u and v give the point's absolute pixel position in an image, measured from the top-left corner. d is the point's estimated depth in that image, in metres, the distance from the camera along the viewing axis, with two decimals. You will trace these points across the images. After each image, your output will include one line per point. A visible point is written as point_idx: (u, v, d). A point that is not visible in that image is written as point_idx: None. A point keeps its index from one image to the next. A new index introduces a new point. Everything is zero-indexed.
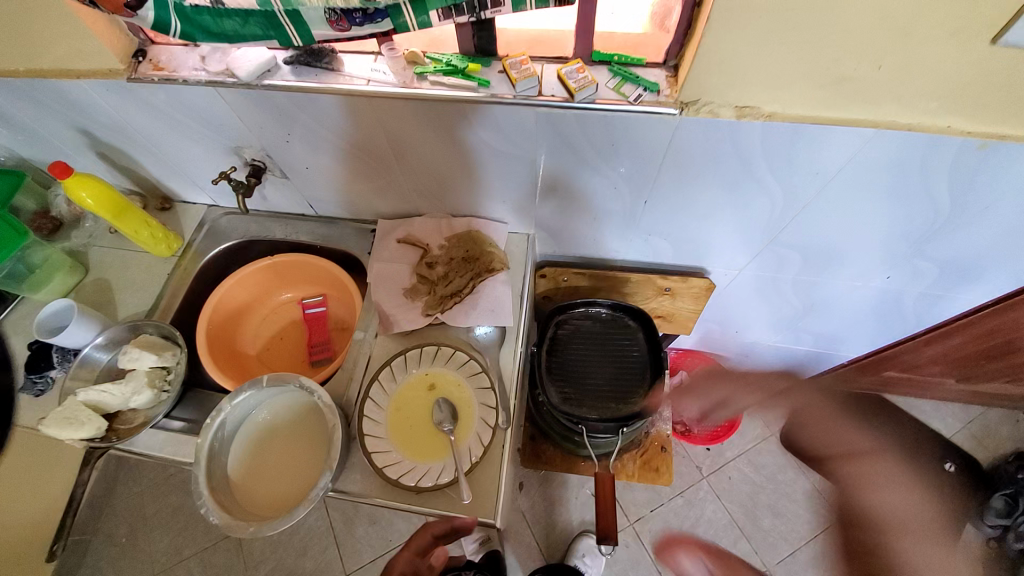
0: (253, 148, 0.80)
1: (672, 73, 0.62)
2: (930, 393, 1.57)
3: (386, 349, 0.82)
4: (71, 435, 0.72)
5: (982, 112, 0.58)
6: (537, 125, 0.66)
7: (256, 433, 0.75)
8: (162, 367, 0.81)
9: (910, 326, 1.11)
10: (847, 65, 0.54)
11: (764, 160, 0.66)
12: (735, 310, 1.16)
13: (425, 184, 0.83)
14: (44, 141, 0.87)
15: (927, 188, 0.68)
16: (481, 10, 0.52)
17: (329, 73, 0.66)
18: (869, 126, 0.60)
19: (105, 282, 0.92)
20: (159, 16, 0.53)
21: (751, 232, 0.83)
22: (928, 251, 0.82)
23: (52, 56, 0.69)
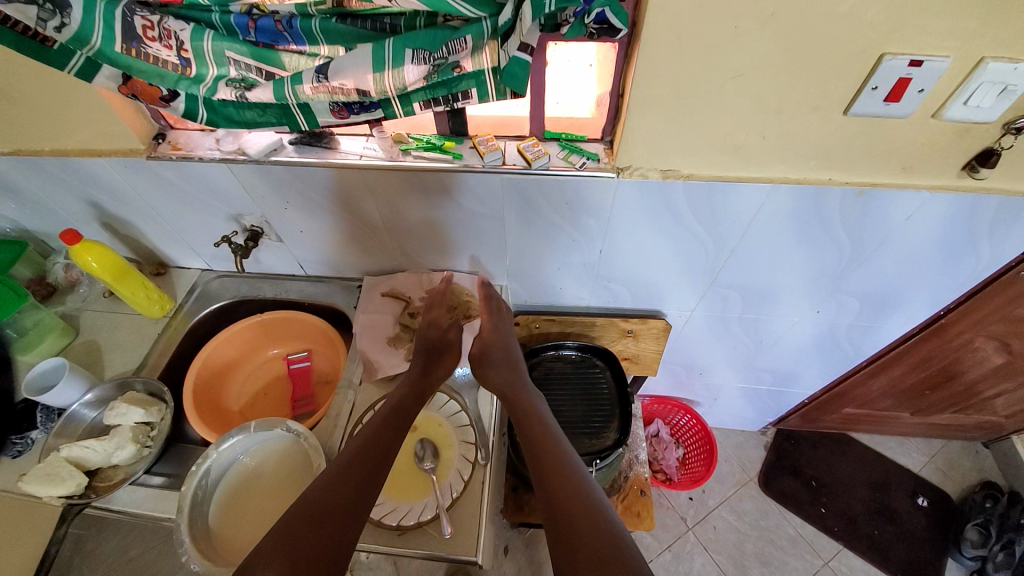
0: (252, 215, 0.89)
1: (609, 146, 0.76)
2: (891, 428, 1.65)
3: (369, 395, 0.86)
4: (49, 493, 0.73)
5: (852, 168, 0.73)
6: (503, 189, 0.78)
7: (241, 480, 0.76)
8: (146, 423, 0.83)
9: (852, 358, 1.22)
10: (739, 136, 0.69)
11: (691, 213, 0.80)
12: (696, 352, 1.25)
13: (406, 242, 0.93)
14: (53, 213, 0.95)
15: (827, 230, 0.82)
16: (454, 102, 0.64)
17: (327, 151, 0.78)
18: (767, 181, 0.74)
19: (94, 344, 0.95)
20: (188, 107, 0.64)
21: (695, 274, 0.94)
22: (846, 285, 0.95)
23: (78, 138, 0.79)
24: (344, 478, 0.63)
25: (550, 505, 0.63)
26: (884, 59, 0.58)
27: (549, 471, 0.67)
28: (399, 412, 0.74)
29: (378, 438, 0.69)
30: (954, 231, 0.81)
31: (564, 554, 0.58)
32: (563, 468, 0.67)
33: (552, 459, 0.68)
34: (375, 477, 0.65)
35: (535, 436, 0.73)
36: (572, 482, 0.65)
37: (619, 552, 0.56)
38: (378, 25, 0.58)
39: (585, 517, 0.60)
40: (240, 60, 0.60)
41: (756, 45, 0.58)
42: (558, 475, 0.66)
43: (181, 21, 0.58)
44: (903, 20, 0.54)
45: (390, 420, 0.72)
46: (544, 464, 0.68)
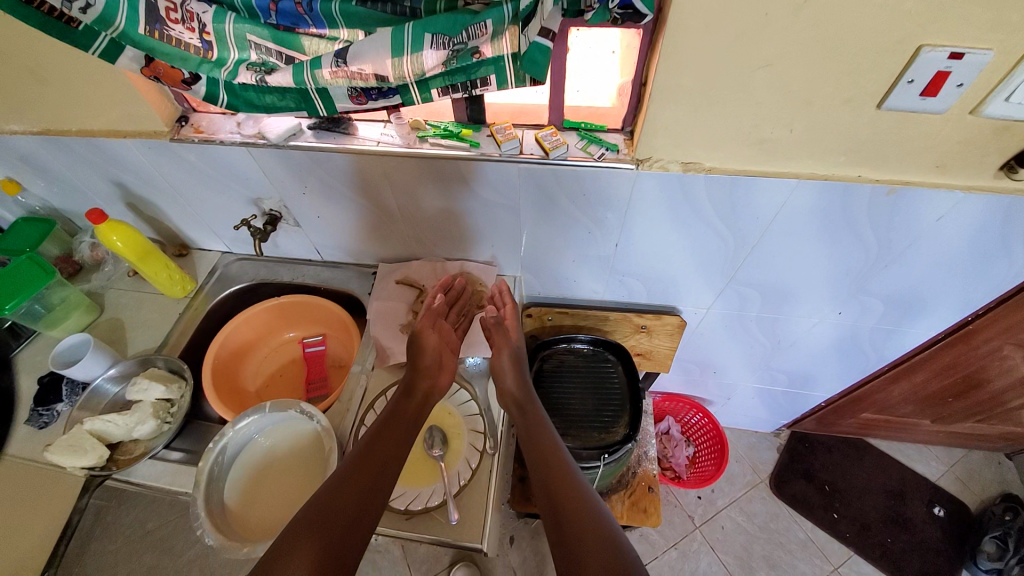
0: (271, 200, 0.90)
1: (629, 137, 0.75)
2: (909, 435, 1.61)
3: (380, 381, 0.87)
4: (74, 464, 0.77)
5: (882, 166, 0.70)
6: (520, 179, 0.77)
7: (256, 460, 0.78)
8: (167, 400, 0.85)
9: (872, 361, 1.19)
10: (765, 129, 0.67)
11: (712, 208, 0.78)
12: (710, 351, 1.23)
13: (422, 231, 0.93)
14: (80, 192, 0.98)
15: (854, 229, 0.80)
16: (472, 89, 0.64)
17: (345, 137, 0.78)
18: (792, 177, 0.72)
19: (118, 322, 0.98)
20: (210, 90, 0.65)
21: (712, 273, 0.93)
22: (869, 287, 0.93)
23: (104, 119, 0.80)
24: (350, 486, 0.62)
25: (557, 527, 0.61)
26: (922, 50, 0.55)
27: (562, 500, 0.64)
28: (406, 419, 0.73)
29: (386, 446, 0.68)
30: (987, 234, 0.78)
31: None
32: (577, 500, 0.64)
33: (567, 488, 0.66)
34: (382, 488, 0.63)
35: (547, 462, 0.71)
36: (587, 514, 0.62)
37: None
38: (398, 9, 0.57)
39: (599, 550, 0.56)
40: (261, 44, 0.60)
41: (786, 33, 0.55)
42: (572, 506, 0.63)
43: (204, 3, 0.58)
44: (947, 7, 0.52)
45: (395, 426, 0.71)
46: (557, 493, 0.65)
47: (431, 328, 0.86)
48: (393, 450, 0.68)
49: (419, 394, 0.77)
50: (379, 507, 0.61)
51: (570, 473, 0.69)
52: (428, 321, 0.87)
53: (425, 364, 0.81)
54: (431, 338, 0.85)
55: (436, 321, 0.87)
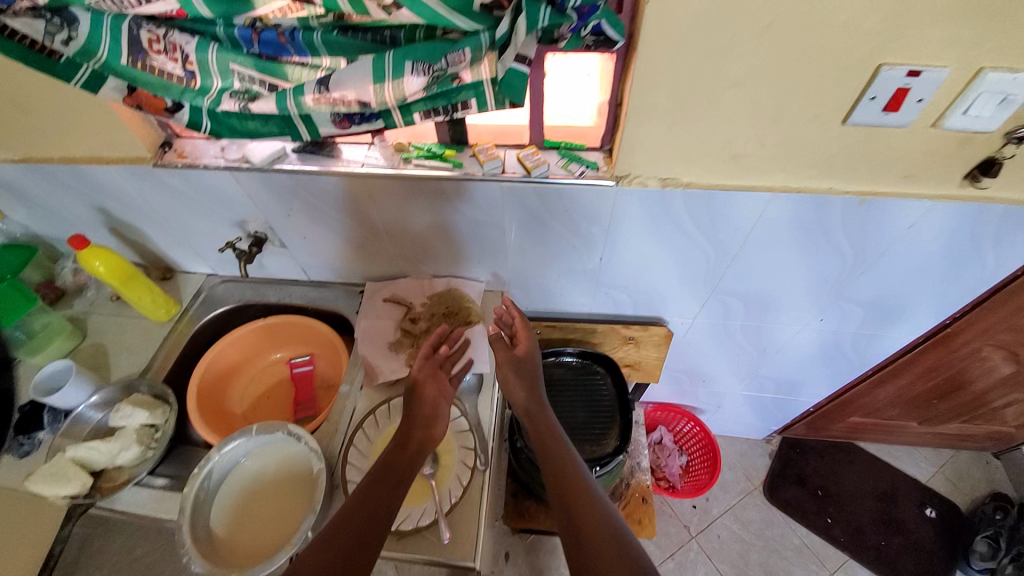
0: (256, 221, 0.91)
1: (608, 154, 0.77)
2: (898, 438, 1.63)
3: (369, 400, 0.87)
4: (55, 493, 0.75)
5: (852, 179, 0.73)
6: (503, 196, 0.79)
7: (243, 484, 0.77)
8: (151, 425, 0.84)
9: (856, 366, 1.21)
10: (738, 145, 0.69)
11: (692, 221, 0.80)
12: (698, 361, 1.25)
13: (409, 249, 0.94)
14: (63, 218, 0.98)
15: (830, 239, 0.82)
16: (454, 112, 0.65)
17: (330, 159, 0.79)
18: (767, 191, 0.74)
19: (101, 347, 0.97)
20: (192, 118, 0.66)
21: (696, 284, 0.95)
22: (849, 294, 0.95)
23: (87, 145, 0.81)
24: (336, 548, 0.58)
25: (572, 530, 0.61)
26: (881, 69, 0.58)
27: (580, 520, 0.62)
28: (398, 470, 0.68)
29: (377, 501, 0.64)
30: (957, 241, 0.80)
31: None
32: (596, 522, 0.61)
33: (585, 507, 0.63)
34: (368, 543, 0.60)
35: (561, 479, 0.68)
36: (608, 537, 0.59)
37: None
38: (378, 37, 0.59)
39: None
40: (244, 73, 0.61)
41: (753, 54, 0.58)
42: (592, 530, 0.60)
43: (186, 34, 0.59)
44: (902, 29, 0.54)
45: (390, 475, 0.67)
46: (574, 513, 0.63)
47: (431, 378, 0.79)
48: (385, 502, 0.64)
49: (413, 444, 0.71)
50: (364, 572, 0.57)
51: (586, 490, 0.65)
52: (426, 371, 0.79)
53: (423, 415, 0.74)
54: (431, 388, 0.77)
55: (438, 373, 0.80)
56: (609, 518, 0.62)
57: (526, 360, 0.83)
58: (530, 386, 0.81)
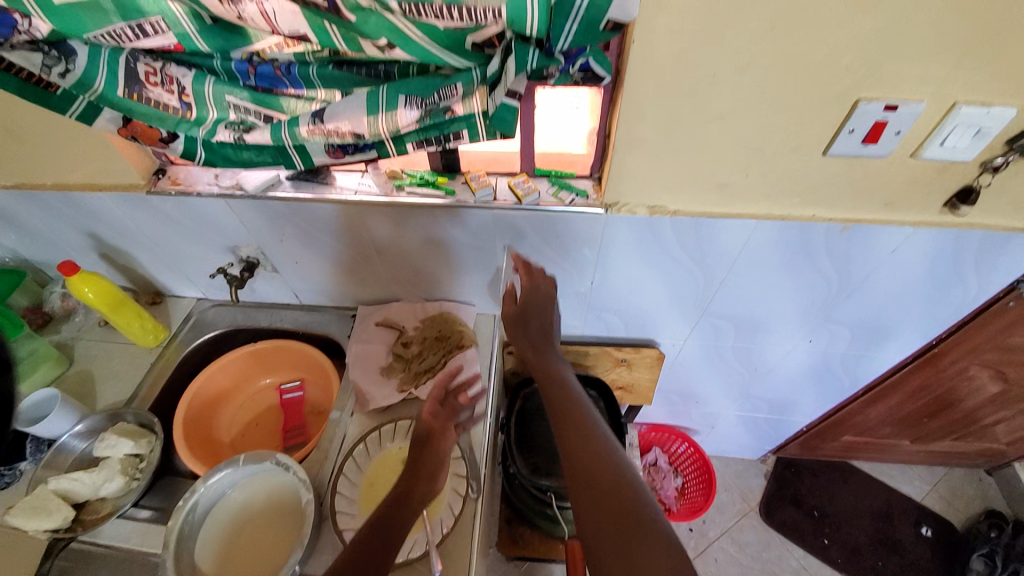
0: (249, 247, 0.91)
1: (597, 182, 0.78)
2: (891, 456, 1.63)
3: (361, 427, 0.86)
4: (37, 526, 0.72)
5: (834, 206, 0.75)
6: (494, 222, 0.80)
7: (230, 516, 0.75)
8: (136, 455, 0.82)
9: (847, 385, 1.22)
10: (723, 175, 0.71)
11: (681, 248, 0.81)
12: (692, 382, 1.25)
13: (402, 273, 0.94)
14: (53, 244, 0.97)
15: (815, 263, 0.84)
16: (446, 142, 0.67)
17: (324, 187, 0.80)
18: (753, 217, 0.76)
19: (87, 374, 0.96)
20: (187, 147, 0.67)
21: (687, 307, 0.96)
22: (836, 316, 0.96)
23: (80, 173, 0.81)
24: None
25: (578, 476, 0.62)
26: (860, 103, 0.60)
27: (595, 475, 0.61)
28: (398, 520, 0.65)
29: (374, 553, 0.61)
30: (939, 264, 0.82)
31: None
32: (612, 476, 0.60)
33: (599, 461, 0.62)
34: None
35: (572, 435, 0.66)
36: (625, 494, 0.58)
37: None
38: (372, 71, 0.61)
39: (643, 537, 0.54)
40: (240, 104, 0.62)
41: (735, 90, 0.60)
42: (607, 486, 0.59)
43: (183, 67, 0.61)
44: (876, 67, 0.57)
45: (391, 527, 0.64)
46: (588, 467, 0.62)
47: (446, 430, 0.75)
48: (383, 554, 0.61)
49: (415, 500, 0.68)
50: None
51: (600, 443, 0.64)
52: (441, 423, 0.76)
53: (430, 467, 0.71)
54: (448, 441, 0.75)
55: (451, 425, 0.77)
56: (624, 471, 0.61)
57: (540, 305, 0.78)
58: (543, 340, 0.78)
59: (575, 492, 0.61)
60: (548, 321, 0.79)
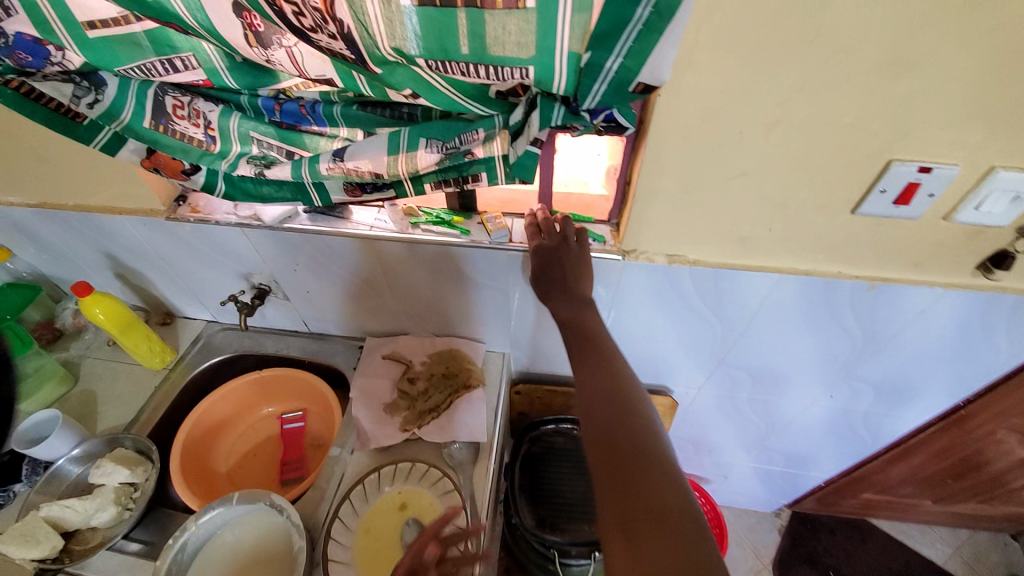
0: (261, 274, 0.91)
1: (615, 228, 0.77)
2: (912, 515, 1.54)
3: (361, 466, 0.83)
4: (23, 556, 0.70)
5: (859, 263, 0.73)
6: (510, 263, 0.79)
7: (216, 560, 0.72)
8: (130, 483, 0.80)
9: (869, 442, 1.16)
10: (745, 229, 0.69)
11: (699, 297, 0.79)
12: (705, 429, 1.20)
13: (412, 306, 0.93)
14: (71, 262, 0.98)
15: (839, 319, 0.81)
16: (464, 184, 0.66)
17: (340, 221, 0.80)
18: (775, 271, 0.74)
19: (91, 394, 0.95)
20: (208, 180, 0.68)
21: (702, 354, 0.92)
22: (859, 373, 0.92)
23: (104, 196, 0.82)
24: None
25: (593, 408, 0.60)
26: (891, 165, 0.59)
27: (606, 420, 0.59)
28: None
29: None
30: (969, 325, 0.79)
31: (618, 521, 0.51)
32: (624, 420, 0.58)
33: (612, 406, 0.59)
34: None
35: (591, 372, 0.64)
36: (638, 437, 0.56)
37: (691, 526, 0.49)
38: (396, 114, 0.61)
39: (650, 479, 0.53)
40: (264, 140, 0.63)
41: (759, 149, 0.59)
42: (618, 430, 0.57)
43: (210, 102, 0.61)
44: (907, 131, 0.56)
45: None
46: (599, 411, 0.60)
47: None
48: None
49: None
50: None
51: (617, 383, 0.62)
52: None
53: None
54: None
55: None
56: (638, 416, 0.58)
57: (567, 261, 0.70)
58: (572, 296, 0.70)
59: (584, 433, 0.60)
60: (579, 269, 0.70)
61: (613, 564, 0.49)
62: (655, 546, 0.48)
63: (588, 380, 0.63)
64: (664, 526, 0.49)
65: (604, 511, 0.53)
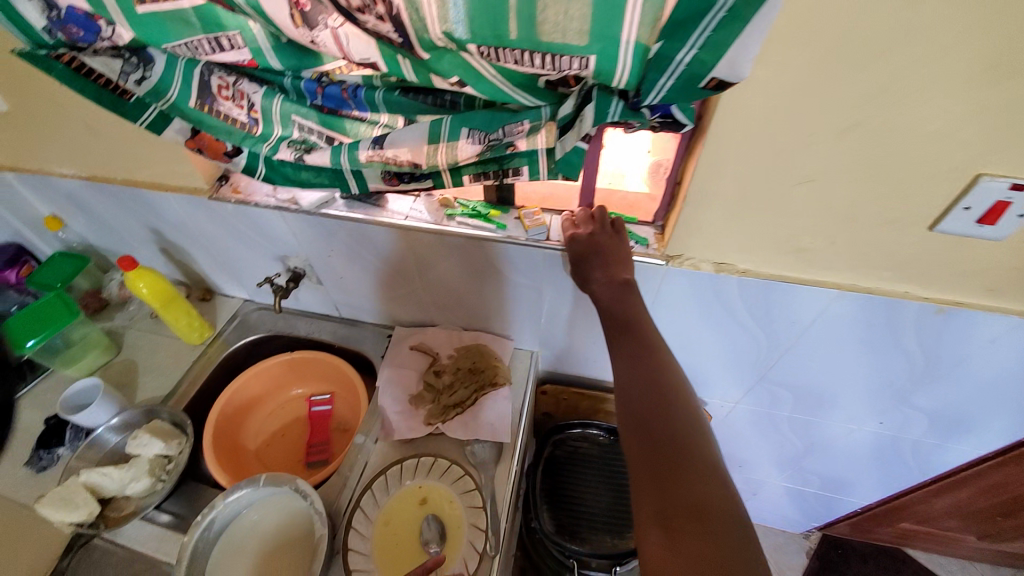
0: (297, 257, 0.91)
1: (660, 231, 0.72)
2: (951, 549, 1.44)
3: (383, 457, 0.83)
4: (63, 519, 0.73)
5: (928, 284, 0.66)
6: (545, 262, 0.76)
7: (240, 539, 0.74)
8: (164, 456, 0.83)
9: (914, 472, 1.08)
10: (804, 240, 0.64)
11: (746, 310, 0.74)
12: (737, 444, 1.15)
13: (442, 298, 0.91)
14: (119, 235, 1.02)
15: (898, 342, 0.74)
16: (505, 177, 0.63)
17: (375, 209, 0.79)
18: (833, 287, 0.68)
19: (132, 364, 0.99)
20: (249, 163, 0.68)
21: (742, 368, 0.87)
22: (913, 400, 0.85)
23: (151, 172, 0.84)
24: None
25: (632, 396, 0.57)
26: (981, 179, 0.52)
27: (646, 411, 0.56)
28: None
29: None
30: None
31: (655, 516, 0.50)
32: (663, 409, 0.55)
33: (653, 396, 0.56)
34: None
35: (629, 355, 0.60)
36: (679, 428, 0.54)
37: (731, 524, 0.48)
38: (439, 101, 0.58)
39: (691, 474, 0.51)
40: (305, 124, 0.62)
41: (829, 156, 0.54)
42: (659, 421, 0.55)
43: (254, 83, 0.61)
44: (1008, 143, 0.49)
45: None
46: (638, 400, 0.57)
47: None
48: None
49: None
50: None
51: (657, 368, 0.58)
52: None
53: None
54: None
55: None
56: (681, 406, 0.55)
57: (603, 247, 0.66)
58: (611, 282, 0.64)
59: (622, 421, 0.58)
60: (620, 253, 0.65)
61: (647, 557, 0.49)
62: (695, 544, 0.47)
63: (627, 368, 0.60)
64: (703, 523, 0.48)
65: (639, 502, 0.52)
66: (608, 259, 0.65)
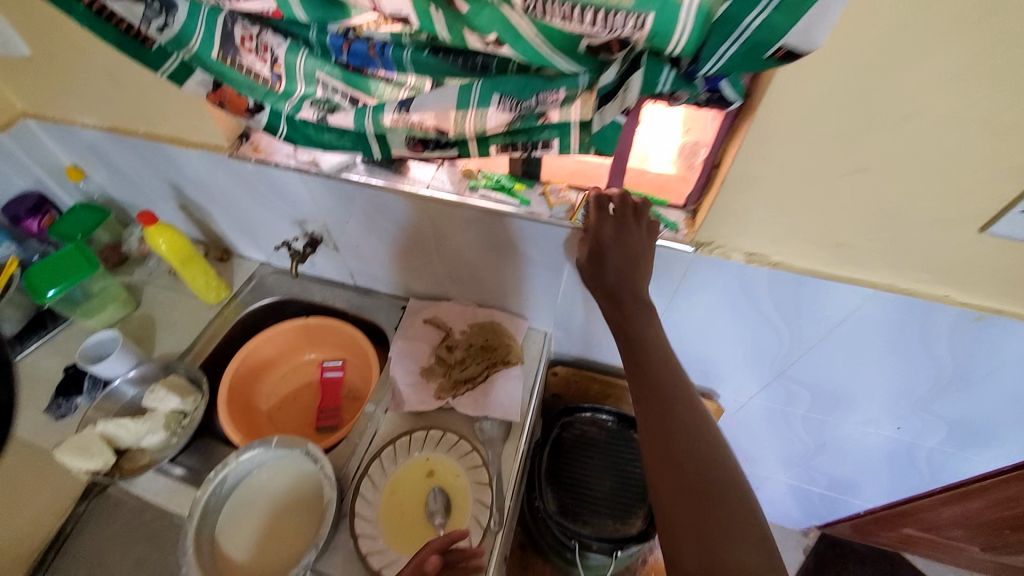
0: (315, 222, 0.90)
1: (691, 215, 0.69)
2: (952, 558, 1.42)
3: (392, 427, 0.83)
4: (79, 465, 0.76)
5: (972, 289, 0.62)
6: (566, 242, 0.74)
7: (251, 497, 0.75)
8: (180, 411, 0.84)
9: (926, 479, 1.06)
10: (844, 235, 0.60)
11: (773, 305, 0.72)
12: (746, 439, 1.13)
13: (459, 272, 0.90)
14: (139, 189, 1.02)
15: (929, 349, 0.71)
16: (533, 150, 0.60)
17: (396, 176, 0.77)
18: (870, 286, 0.65)
19: (150, 319, 1.00)
20: (270, 121, 0.65)
21: (761, 364, 0.85)
22: (936, 408, 0.83)
23: (172, 126, 0.82)
24: None
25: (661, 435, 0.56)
26: None
27: (678, 450, 0.55)
28: None
29: None
30: None
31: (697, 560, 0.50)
32: (695, 447, 0.55)
33: (680, 430, 0.56)
34: None
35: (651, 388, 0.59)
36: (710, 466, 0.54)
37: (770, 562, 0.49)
38: (471, 63, 0.54)
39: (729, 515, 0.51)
40: (329, 83, 0.59)
41: (884, 145, 0.50)
42: (700, 459, 0.54)
43: (278, 36, 0.58)
44: None
45: None
46: (670, 438, 0.56)
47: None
48: None
49: None
50: None
51: (682, 403, 0.58)
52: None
53: None
54: None
55: None
56: (709, 441, 0.56)
57: (625, 239, 0.63)
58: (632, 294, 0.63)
59: (652, 461, 0.56)
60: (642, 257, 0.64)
61: None
62: None
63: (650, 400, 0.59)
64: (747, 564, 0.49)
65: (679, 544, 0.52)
66: (630, 263, 0.63)
